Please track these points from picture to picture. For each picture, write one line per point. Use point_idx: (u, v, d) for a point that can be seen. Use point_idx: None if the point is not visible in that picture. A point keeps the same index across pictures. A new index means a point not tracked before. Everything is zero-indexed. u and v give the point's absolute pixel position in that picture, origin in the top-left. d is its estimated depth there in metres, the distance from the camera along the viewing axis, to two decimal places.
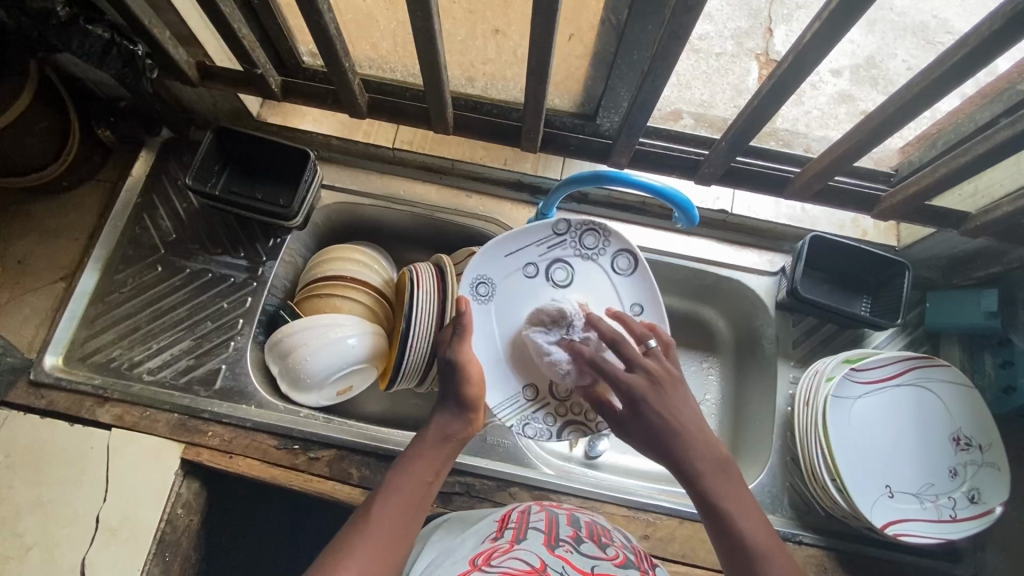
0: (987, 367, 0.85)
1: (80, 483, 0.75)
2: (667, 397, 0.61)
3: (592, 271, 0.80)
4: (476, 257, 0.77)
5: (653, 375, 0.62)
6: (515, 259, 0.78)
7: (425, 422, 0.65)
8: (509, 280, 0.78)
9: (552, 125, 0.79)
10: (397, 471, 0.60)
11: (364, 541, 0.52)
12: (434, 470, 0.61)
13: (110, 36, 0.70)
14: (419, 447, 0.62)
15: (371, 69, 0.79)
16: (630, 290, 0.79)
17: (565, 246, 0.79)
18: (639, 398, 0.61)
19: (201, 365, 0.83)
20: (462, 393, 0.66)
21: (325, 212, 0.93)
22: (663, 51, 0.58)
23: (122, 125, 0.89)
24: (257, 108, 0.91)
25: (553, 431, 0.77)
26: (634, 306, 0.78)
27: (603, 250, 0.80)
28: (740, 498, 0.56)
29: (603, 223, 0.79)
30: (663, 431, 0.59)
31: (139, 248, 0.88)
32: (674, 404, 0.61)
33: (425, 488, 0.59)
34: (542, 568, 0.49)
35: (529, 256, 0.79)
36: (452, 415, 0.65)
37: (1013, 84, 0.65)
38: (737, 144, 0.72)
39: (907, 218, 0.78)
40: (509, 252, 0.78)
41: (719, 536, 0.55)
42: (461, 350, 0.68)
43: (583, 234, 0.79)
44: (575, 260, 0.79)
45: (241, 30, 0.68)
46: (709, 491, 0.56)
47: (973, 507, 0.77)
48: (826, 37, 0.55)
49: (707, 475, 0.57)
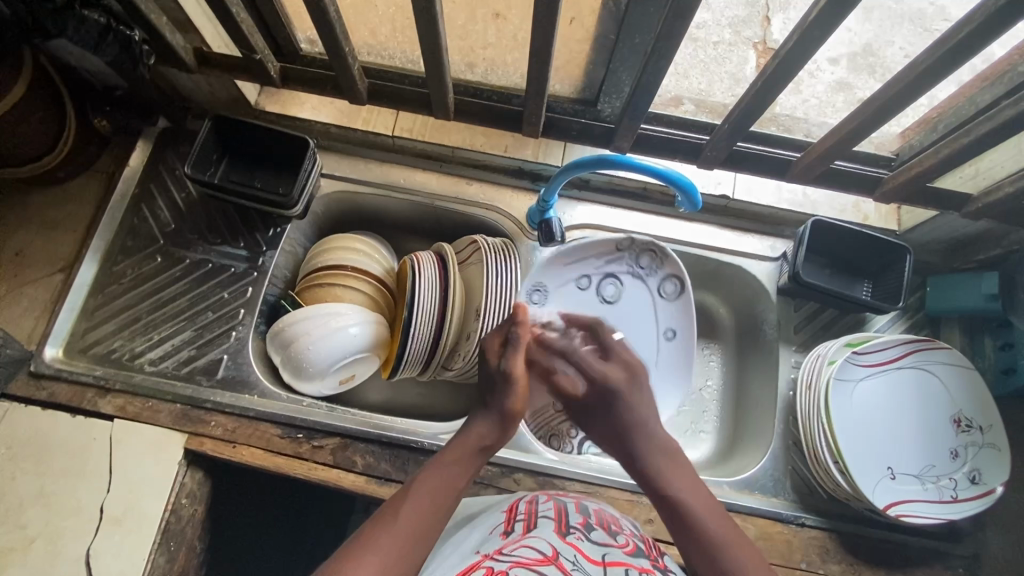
0: (987, 350, 0.86)
1: (85, 474, 0.75)
2: (639, 390, 0.66)
3: (638, 289, 0.91)
4: (536, 266, 0.90)
5: (628, 369, 0.68)
6: (573, 269, 0.91)
7: (460, 428, 0.64)
8: (563, 289, 0.91)
9: (553, 111, 0.79)
10: (429, 470, 0.59)
11: (388, 537, 0.52)
12: (464, 477, 0.60)
13: (106, 21, 0.69)
14: (453, 454, 0.61)
15: (370, 56, 0.79)
16: (669, 313, 0.90)
17: (620, 262, 0.90)
18: (613, 389, 0.66)
19: (203, 355, 0.83)
20: (506, 405, 0.65)
21: (325, 201, 0.92)
22: (667, 31, 0.58)
23: (120, 114, 0.89)
24: (254, 96, 0.90)
25: (575, 443, 0.90)
26: (669, 330, 0.91)
27: (654, 271, 0.90)
28: (695, 487, 0.58)
29: (663, 247, 0.88)
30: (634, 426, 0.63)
31: (137, 238, 0.88)
32: (636, 399, 0.65)
33: (454, 493, 0.58)
34: (554, 556, 0.49)
35: (586, 269, 0.91)
36: (489, 424, 0.64)
37: (1014, 65, 0.65)
38: (739, 127, 0.72)
39: (908, 201, 0.78)
40: (571, 262, 0.90)
41: (676, 528, 0.56)
42: (513, 362, 0.66)
43: (641, 254, 0.90)
44: (626, 278, 0.91)
45: (237, 13, 0.67)
46: (664, 483, 0.59)
47: (974, 487, 0.77)
48: (828, 20, 0.55)
49: (664, 470, 0.60)
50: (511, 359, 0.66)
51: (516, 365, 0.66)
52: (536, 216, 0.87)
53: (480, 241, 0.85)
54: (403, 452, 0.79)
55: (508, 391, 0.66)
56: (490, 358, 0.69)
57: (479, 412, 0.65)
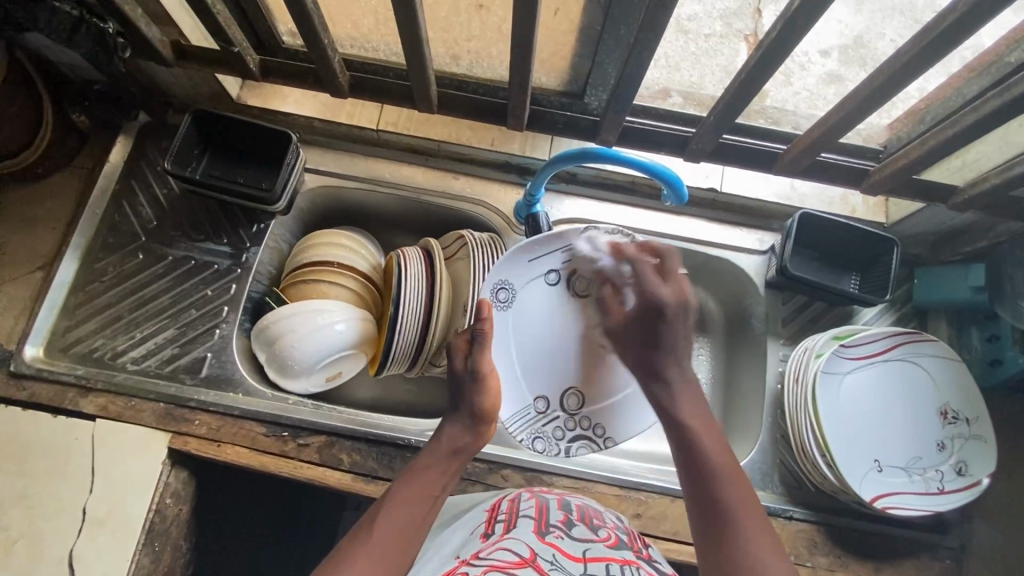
0: (973, 341, 0.86)
1: (66, 475, 0.74)
2: (682, 324, 0.67)
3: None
4: (501, 261, 0.80)
5: (684, 299, 0.67)
6: (536, 264, 0.82)
7: (434, 433, 0.65)
8: (530, 286, 0.83)
9: (538, 103, 0.78)
10: (406, 476, 0.60)
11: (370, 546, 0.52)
12: (444, 479, 0.61)
13: (79, 12, 0.68)
14: (428, 459, 0.62)
15: (352, 48, 0.77)
16: None
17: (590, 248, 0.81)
18: (663, 316, 0.66)
19: (186, 353, 0.82)
20: (475, 404, 0.66)
21: (309, 196, 0.91)
22: (649, 22, 0.57)
23: (98, 109, 0.87)
24: (236, 90, 0.89)
25: (563, 445, 0.81)
26: None
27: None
28: (706, 424, 0.61)
29: None
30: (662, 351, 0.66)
31: (118, 235, 0.86)
32: (679, 329, 0.66)
33: (431, 502, 0.58)
34: (532, 558, 0.49)
35: (551, 263, 0.83)
36: (462, 426, 0.65)
37: (1000, 55, 0.65)
38: (724, 118, 0.71)
39: (895, 193, 0.78)
40: (533, 259, 0.82)
41: (679, 450, 0.60)
42: (482, 359, 0.67)
43: None
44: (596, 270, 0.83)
45: (214, 4, 0.66)
46: (678, 409, 0.63)
47: (961, 479, 0.78)
48: (812, 8, 0.54)
49: (680, 400, 0.64)
50: (479, 357, 0.67)
51: (485, 363, 0.67)
52: (523, 211, 0.87)
53: (467, 235, 0.84)
54: (389, 449, 0.79)
55: (477, 391, 0.66)
56: (457, 357, 0.68)
57: (451, 417, 0.66)
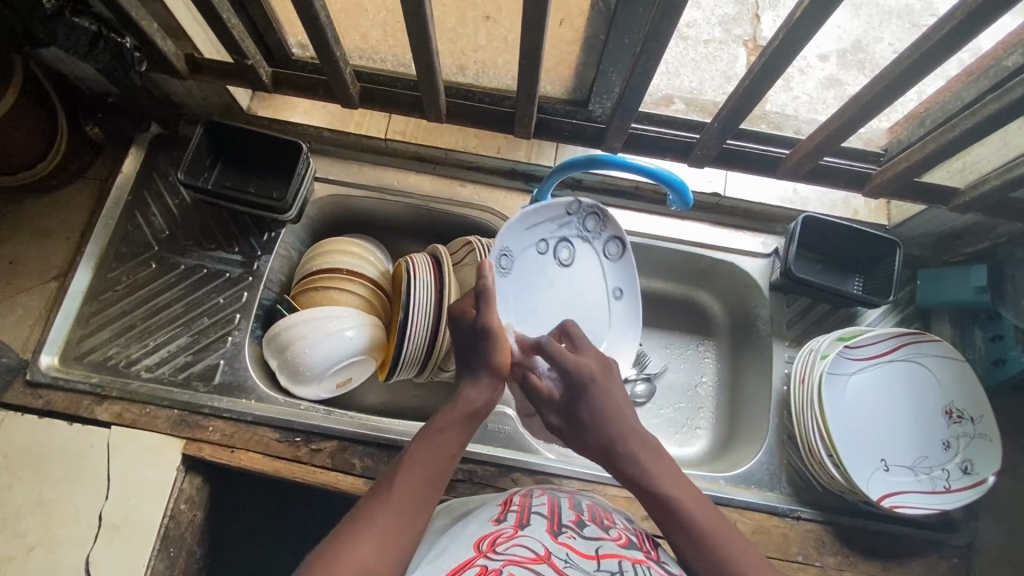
0: (977, 341, 0.87)
1: (83, 482, 0.75)
2: (610, 385, 0.66)
3: (586, 251, 0.84)
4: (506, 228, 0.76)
5: (603, 362, 0.67)
6: (531, 232, 0.80)
7: (453, 394, 0.64)
8: (524, 255, 0.80)
9: (544, 112, 0.79)
10: (423, 439, 0.59)
11: (382, 521, 0.52)
12: (459, 443, 0.60)
13: (97, 28, 0.70)
14: (447, 418, 0.61)
15: (360, 59, 0.79)
16: (615, 275, 0.86)
17: (570, 225, 0.83)
18: (592, 387, 0.65)
19: (199, 361, 0.83)
20: (491, 362, 0.66)
21: (318, 205, 0.92)
22: (654, 32, 0.58)
23: (109, 120, 0.90)
24: (248, 101, 0.91)
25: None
26: (615, 289, 0.86)
27: (598, 233, 0.84)
28: (675, 477, 0.59)
29: (605, 209, 0.84)
30: (610, 425, 0.62)
31: (131, 245, 0.88)
32: (610, 393, 0.65)
33: (449, 461, 0.59)
34: (546, 555, 0.50)
35: (543, 232, 0.81)
36: (482, 387, 0.65)
37: (997, 60, 0.66)
38: (727, 126, 0.72)
39: (897, 195, 0.79)
40: (527, 226, 0.79)
41: (664, 517, 0.57)
42: (491, 318, 0.66)
43: (587, 216, 0.83)
44: (577, 241, 0.83)
45: (228, 19, 0.67)
46: (647, 477, 0.59)
47: (967, 478, 0.78)
48: (812, 18, 0.55)
49: (646, 467, 0.60)
50: (488, 314, 0.66)
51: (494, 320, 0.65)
52: None
53: (474, 242, 0.85)
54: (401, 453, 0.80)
55: (491, 348, 0.66)
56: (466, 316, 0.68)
57: (468, 378, 0.66)
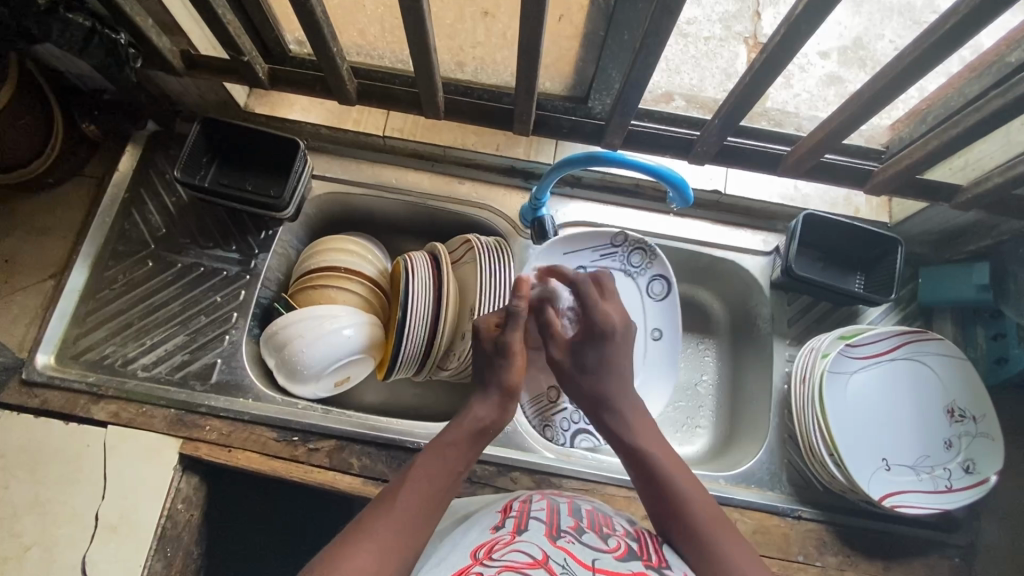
0: (978, 339, 0.87)
1: (79, 481, 0.75)
2: (626, 340, 0.71)
3: (629, 286, 0.91)
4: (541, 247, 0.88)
5: (626, 317, 0.72)
6: (570, 258, 0.90)
7: (462, 411, 0.65)
8: None
9: (543, 109, 0.78)
10: (429, 454, 0.59)
11: (384, 533, 0.51)
12: (464, 461, 0.60)
13: (91, 24, 0.69)
14: (453, 435, 0.62)
15: (357, 55, 0.78)
16: (656, 314, 0.91)
17: (614, 257, 0.91)
18: (606, 335, 0.70)
19: (196, 360, 0.82)
20: (502, 381, 0.67)
21: (316, 202, 0.92)
22: (654, 27, 0.58)
23: (105, 118, 0.88)
24: (245, 98, 0.90)
25: (568, 436, 0.87)
26: (655, 329, 0.91)
27: (643, 269, 0.91)
28: (659, 442, 0.64)
29: (652, 246, 0.89)
30: (607, 377, 0.68)
31: (128, 243, 0.87)
32: (624, 346, 0.70)
33: (453, 477, 0.59)
34: (544, 560, 0.49)
35: (583, 260, 0.90)
36: (489, 406, 0.65)
37: (1001, 56, 0.66)
38: (728, 122, 0.72)
39: (898, 192, 0.78)
40: (569, 252, 0.90)
41: (640, 475, 0.62)
42: (512, 336, 0.66)
43: (632, 251, 0.90)
44: (617, 273, 0.91)
45: (224, 14, 0.66)
46: (630, 435, 0.64)
47: (969, 477, 0.78)
48: (814, 13, 0.55)
49: (633, 425, 0.65)
50: (511, 333, 0.67)
51: (514, 340, 0.66)
52: (529, 214, 0.88)
53: (473, 240, 0.85)
54: (399, 453, 0.79)
55: (504, 366, 0.67)
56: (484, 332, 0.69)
57: (478, 399, 0.66)
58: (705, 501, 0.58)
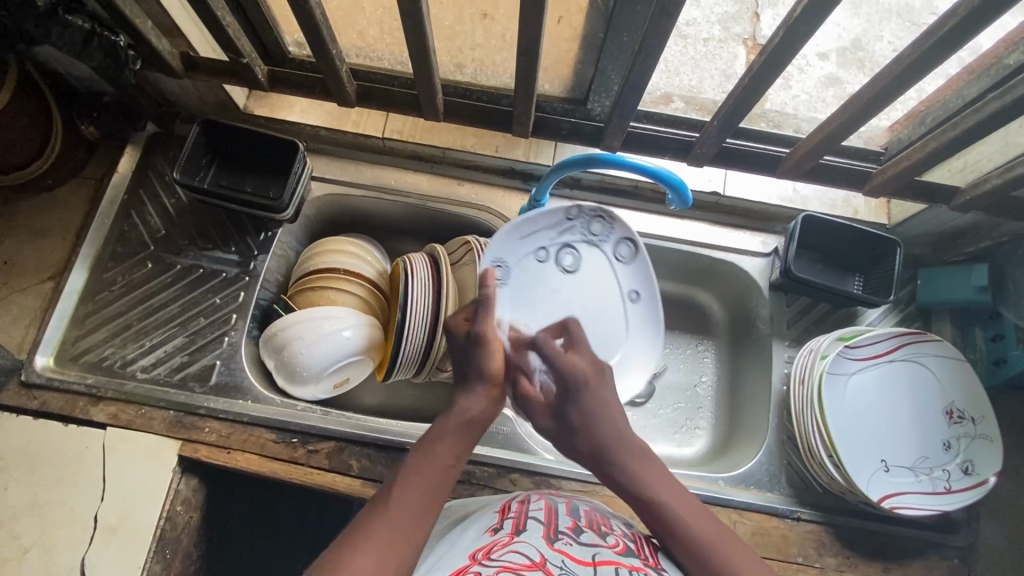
0: (977, 341, 0.87)
1: (78, 483, 0.75)
2: (605, 385, 0.63)
3: (596, 258, 0.78)
4: (493, 240, 0.73)
5: (596, 364, 0.64)
6: (527, 242, 0.76)
7: (448, 405, 0.62)
8: (521, 265, 0.76)
9: (542, 111, 0.79)
10: (418, 452, 0.58)
11: (380, 539, 0.50)
12: (456, 454, 0.59)
13: (90, 26, 0.69)
14: (440, 429, 0.60)
15: (357, 57, 0.78)
16: (632, 279, 0.79)
17: (574, 230, 0.78)
18: (583, 389, 0.62)
19: (196, 361, 0.82)
20: (483, 369, 0.62)
21: (316, 204, 0.92)
22: (652, 30, 0.58)
23: (106, 120, 0.87)
24: (244, 99, 0.90)
25: None
26: (633, 295, 0.80)
27: (607, 236, 0.79)
28: (668, 487, 0.58)
29: (611, 211, 0.78)
30: (594, 430, 0.60)
31: (127, 245, 0.87)
32: (604, 393, 0.62)
33: (446, 473, 0.57)
34: (542, 562, 0.49)
35: (541, 240, 0.77)
36: (476, 397, 0.62)
37: (998, 58, 0.66)
38: (727, 124, 0.72)
39: (897, 194, 0.78)
40: (523, 235, 0.76)
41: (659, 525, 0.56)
42: (487, 326, 0.63)
43: (592, 219, 0.78)
44: (582, 246, 0.78)
45: (223, 16, 0.66)
46: (638, 486, 0.58)
47: (968, 478, 0.78)
48: (813, 16, 0.55)
49: (639, 476, 0.58)
50: (484, 323, 0.64)
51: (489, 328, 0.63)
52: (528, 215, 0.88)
53: (473, 242, 0.85)
54: (399, 454, 0.79)
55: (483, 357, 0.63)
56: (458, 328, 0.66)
57: (464, 391, 0.62)
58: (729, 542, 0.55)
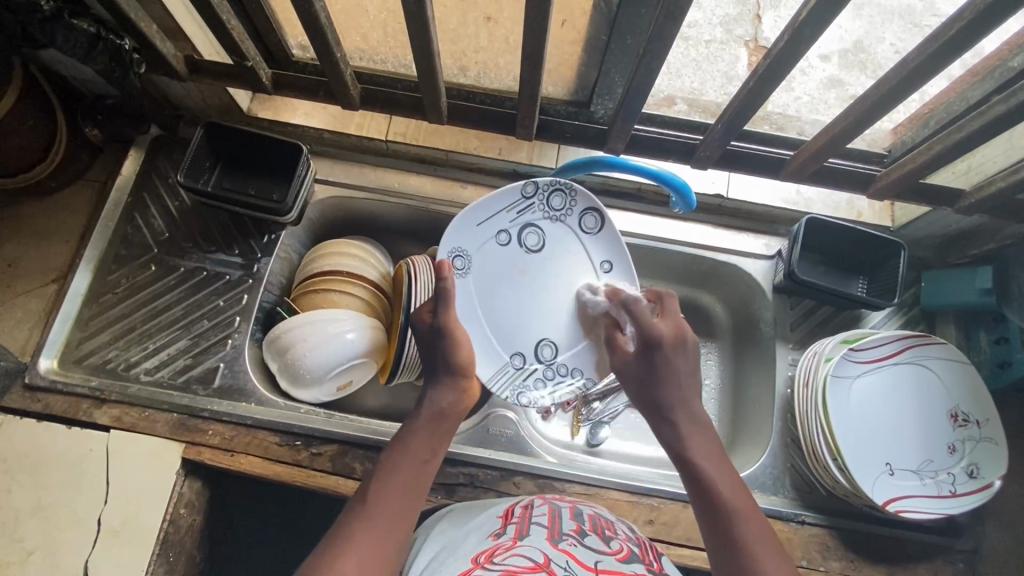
0: (982, 344, 0.87)
1: (81, 486, 0.75)
2: (682, 356, 0.66)
3: (561, 232, 0.80)
4: (448, 230, 0.75)
5: (680, 334, 0.66)
6: (486, 226, 0.77)
7: (420, 400, 0.66)
8: (483, 250, 0.78)
9: (546, 113, 0.79)
10: (395, 449, 0.61)
11: (367, 531, 0.52)
12: (431, 448, 0.62)
13: (95, 30, 0.69)
14: (414, 425, 0.63)
15: (360, 60, 0.79)
16: (600, 247, 0.80)
17: (533, 209, 0.79)
18: (657, 350, 0.66)
19: (200, 364, 0.82)
20: (451, 362, 0.67)
21: (319, 207, 0.92)
22: (657, 33, 0.58)
23: (109, 123, 0.88)
24: (247, 102, 0.91)
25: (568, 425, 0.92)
26: (603, 263, 0.80)
27: (570, 209, 0.80)
28: (720, 465, 0.60)
29: (570, 182, 0.78)
30: (666, 387, 0.65)
31: (131, 247, 0.87)
32: (679, 362, 0.65)
33: (423, 467, 0.60)
34: (545, 564, 0.49)
35: (500, 223, 0.78)
36: (449, 389, 0.66)
37: (1003, 61, 0.66)
38: (732, 126, 0.72)
39: (901, 197, 0.78)
40: (481, 221, 0.77)
41: (698, 493, 0.59)
42: (447, 318, 0.68)
43: (551, 194, 0.79)
44: (544, 223, 0.79)
45: (228, 20, 0.67)
46: (689, 451, 0.61)
47: (973, 482, 0.78)
48: (818, 19, 0.55)
49: (693, 444, 0.62)
50: (445, 315, 0.68)
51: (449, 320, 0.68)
52: None
53: None
54: None
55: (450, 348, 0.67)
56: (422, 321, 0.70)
57: (433, 384, 0.67)
58: (757, 524, 0.56)
